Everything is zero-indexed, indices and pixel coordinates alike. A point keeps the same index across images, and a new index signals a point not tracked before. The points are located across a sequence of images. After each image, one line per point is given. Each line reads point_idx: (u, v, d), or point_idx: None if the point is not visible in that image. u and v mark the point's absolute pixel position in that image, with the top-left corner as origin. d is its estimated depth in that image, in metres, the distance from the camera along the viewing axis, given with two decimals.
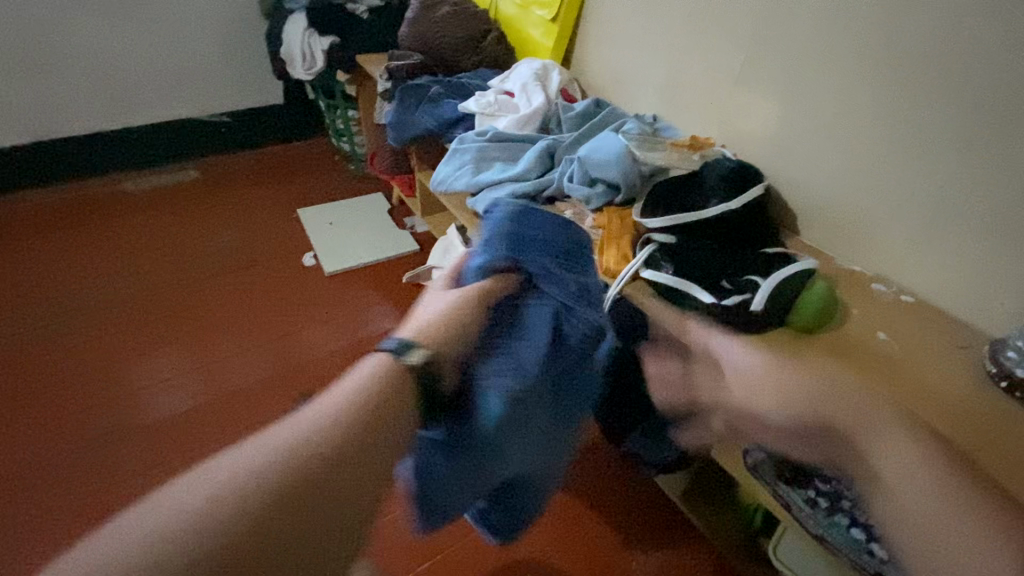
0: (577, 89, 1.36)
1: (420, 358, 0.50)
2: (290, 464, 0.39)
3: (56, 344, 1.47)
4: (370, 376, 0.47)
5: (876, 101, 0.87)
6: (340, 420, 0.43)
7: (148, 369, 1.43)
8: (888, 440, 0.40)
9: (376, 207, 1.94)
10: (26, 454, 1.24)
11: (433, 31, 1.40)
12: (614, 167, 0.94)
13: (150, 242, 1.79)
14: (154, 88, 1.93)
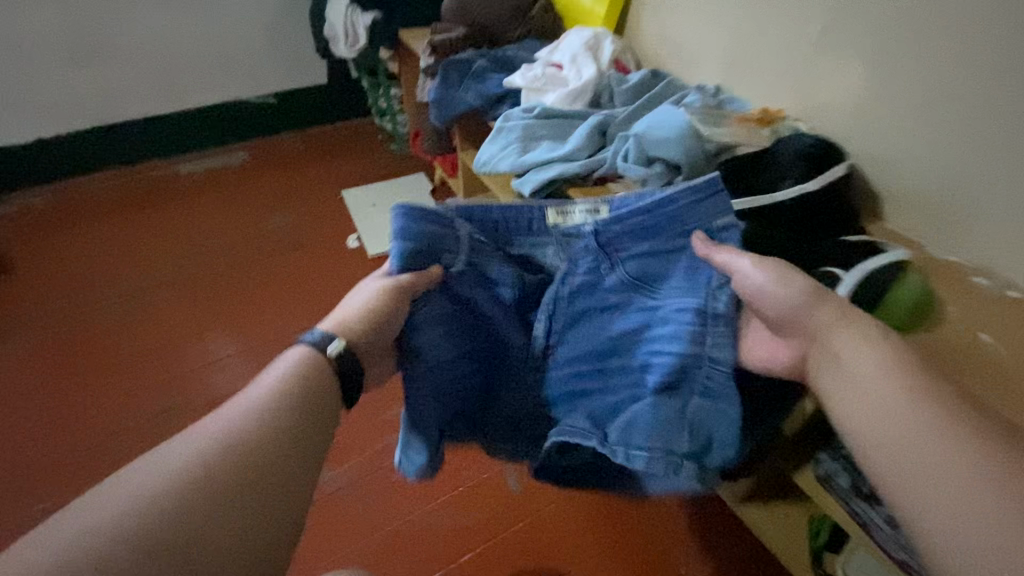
0: (631, 59, 1.26)
1: (332, 355, 0.58)
2: (207, 464, 0.48)
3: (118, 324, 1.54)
4: (288, 372, 0.56)
5: (981, 62, 0.75)
6: (253, 420, 0.51)
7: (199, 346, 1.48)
8: (864, 394, 0.51)
9: (418, 188, 1.92)
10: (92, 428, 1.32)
11: (477, 2, 1.33)
12: (677, 145, 0.83)
13: (203, 225, 1.84)
14: (203, 71, 1.96)
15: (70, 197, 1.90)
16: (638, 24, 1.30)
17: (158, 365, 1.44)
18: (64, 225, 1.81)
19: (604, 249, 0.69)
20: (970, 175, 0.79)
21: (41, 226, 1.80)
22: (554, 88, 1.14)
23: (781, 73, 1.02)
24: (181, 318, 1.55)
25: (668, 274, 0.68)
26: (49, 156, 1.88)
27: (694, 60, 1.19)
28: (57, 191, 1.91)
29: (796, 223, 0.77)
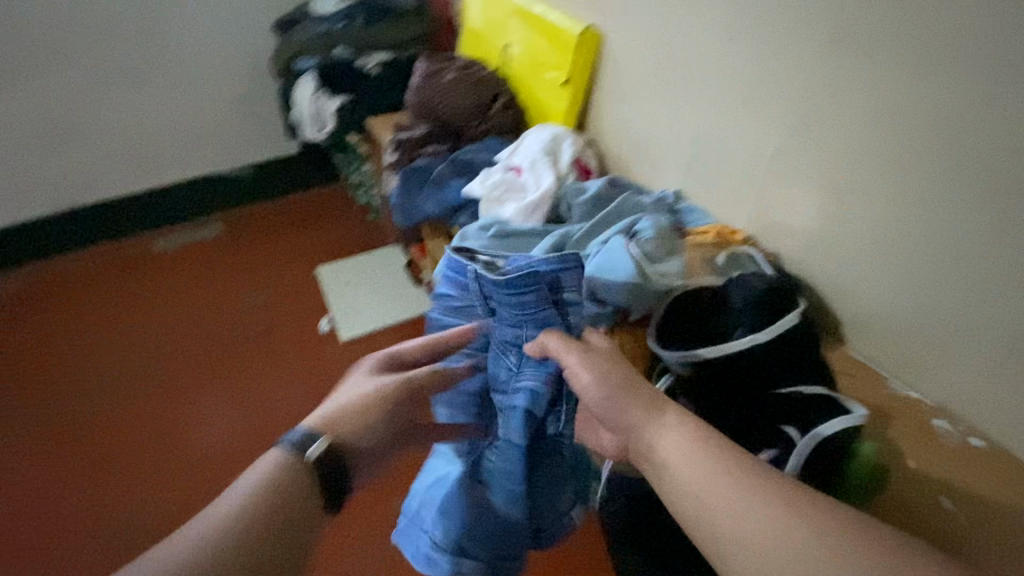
0: (593, 157, 1.25)
1: (311, 457, 0.55)
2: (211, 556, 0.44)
3: (83, 423, 1.51)
4: (266, 479, 0.52)
5: (932, 208, 0.72)
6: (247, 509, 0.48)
7: (164, 454, 1.43)
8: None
9: (393, 261, 1.89)
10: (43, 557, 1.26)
11: (439, 100, 1.34)
12: (620, 289, 0.83)
13: (173, 307, 1.79)
14: (176, 148, 1.95)
15: (44, 280, 1.87)
16: (600, 117, 1.28)
17: (124, 479, 1.38)
18: (32, 313, 1.77)
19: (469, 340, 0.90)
20: (934, 316, 0.76)
21: (13, 314, 1.77)
22: (512, 198, 1.12)
23: (740, 185, 0.99)
24: (149, 420, 1.50)
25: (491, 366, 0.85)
26: (26, 240, 1.88)
27: (657, 158, 1.16)
28: (31, 274, 1.89)
29: (749, 375, 0.76)
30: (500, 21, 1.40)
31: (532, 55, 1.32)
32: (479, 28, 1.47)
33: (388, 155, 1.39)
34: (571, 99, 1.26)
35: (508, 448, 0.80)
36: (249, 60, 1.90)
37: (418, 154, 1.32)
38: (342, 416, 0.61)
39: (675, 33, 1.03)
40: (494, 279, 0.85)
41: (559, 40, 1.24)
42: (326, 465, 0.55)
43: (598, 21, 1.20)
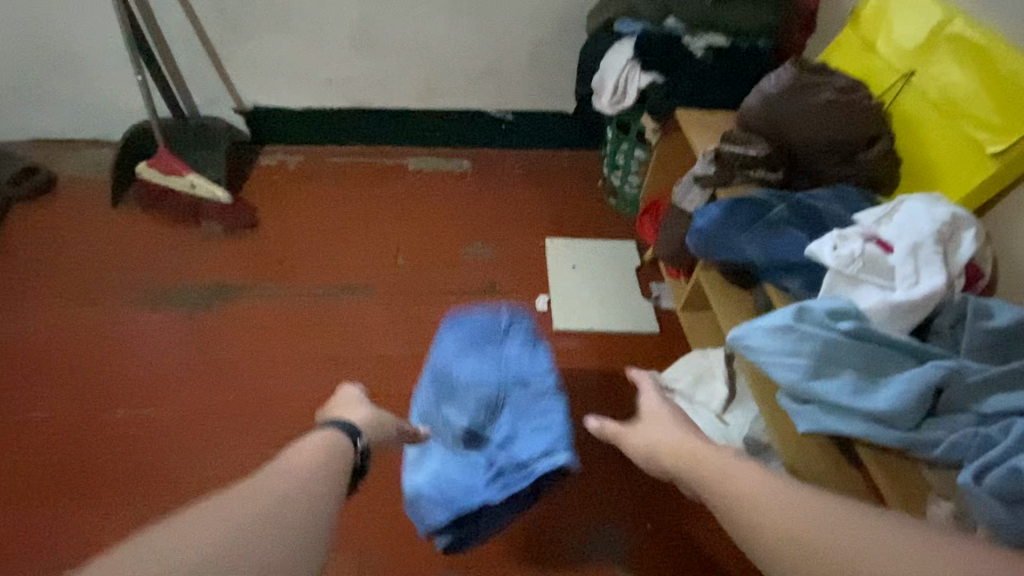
0: (990, 261, 0.93)
1: (359, 446, 0.74)
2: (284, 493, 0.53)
3: (306, 313, 1.59)
4: (323, 443, 0.68)
5: None
6: (312, 475, 0.58)
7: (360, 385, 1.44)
8: None
9: (624, 260, 1.72)
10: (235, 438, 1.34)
11: (797, 119, 1.07)
12: None
13: (407, 229, 1.83)
14: (459, 76, 1.95)
15: (312, 165, 2.02)
16: (1023, 210, 0.93)
17: (323, 387, 1.43)
18: (293, 193, 1.92)
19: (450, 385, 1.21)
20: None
21: (281, 187, 1.93)
22: (873, 283, 0.87)
23: None
24: (359, 338, 1.54)
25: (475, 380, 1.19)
26: (308, 122, 2.02)
27: None
28: (305, 155, 2.05)
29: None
30: (918, 41, 1.07)
31: (953, 100, 0.99)
32: (872, 39, 1.16)
33: (700, 163, 1.20)
34: (991, 176, 0.93)
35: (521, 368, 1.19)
36: (561, 7, 1.79)
37: (742, 179, 1.12)
38: (369, 419, 0.82)
39: None
40: (453, 337, 1.25)
41: (1019, 95, 0.90)
42: (361, 455, 0.75)
43: None
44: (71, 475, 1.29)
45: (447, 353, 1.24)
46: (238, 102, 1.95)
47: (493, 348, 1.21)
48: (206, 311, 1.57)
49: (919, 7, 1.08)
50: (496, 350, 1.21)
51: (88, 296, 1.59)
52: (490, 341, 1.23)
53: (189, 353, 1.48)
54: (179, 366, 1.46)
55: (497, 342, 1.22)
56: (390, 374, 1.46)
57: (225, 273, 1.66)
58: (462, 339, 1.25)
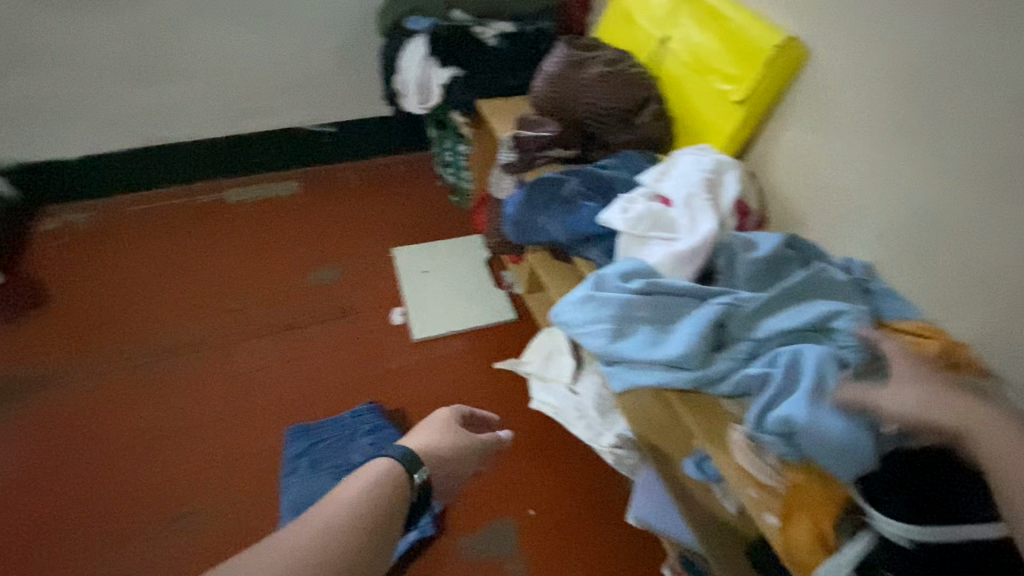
0: (754, 194, 1.04)
1: (420, 481, 0.60)
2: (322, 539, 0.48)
3: (125, 389, 1.38)
4: (373, 479, 0.56)
5: None
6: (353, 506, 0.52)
7: (204, 452, 1.28)
8: None
9: (472, 254, 1.71)
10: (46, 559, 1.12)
11: (577, 95, 1.12)
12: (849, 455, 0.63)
13: (238, 269, 1.67)
14: (261, 95, 1.80)
15: (112, 219, 1.77)
16: (772, 146, 1.05)
17: (156, 467, 1.26)
18: (88, 255, 1.66)
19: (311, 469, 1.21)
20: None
21: (76, 251, 1.67)
22: (659, 237, 0.93)
23: (975, 286, 0.76)
24: (196, 401, 1.37)
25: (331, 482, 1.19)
26: (93, 172, 1.76)
27: (848, 216, 0.92)
28: (100, 210, 1.79)
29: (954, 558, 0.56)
30: (665, 9, 1.16)
31: (700, 58, 1.08)
32: (632, 11, 1.24)
33: (504, 152, 1.20)
34: (740, 120, 1.02)
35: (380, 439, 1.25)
36: (352, 9, 1.72)
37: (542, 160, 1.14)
38: (441, 443, 0.69)
39: (922, 68, 0.78)
40: (295, 450, 1.25)
41: (745, 46, 1.00)
42: (420, 491, 0.60)
43: (803, 32, 0.95)
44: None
45: (299, 449, 1.25)
46: None
47: (341, 444, 1.25)
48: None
49: None
50: (343, 463, 1.22)
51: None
52: (335, 443, 1.25)
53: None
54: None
55: (344, 435, 1.27)
56: (239, 432, 1.32)
57: (9, 366, 1.40)
58: (303, 452, 1.24)
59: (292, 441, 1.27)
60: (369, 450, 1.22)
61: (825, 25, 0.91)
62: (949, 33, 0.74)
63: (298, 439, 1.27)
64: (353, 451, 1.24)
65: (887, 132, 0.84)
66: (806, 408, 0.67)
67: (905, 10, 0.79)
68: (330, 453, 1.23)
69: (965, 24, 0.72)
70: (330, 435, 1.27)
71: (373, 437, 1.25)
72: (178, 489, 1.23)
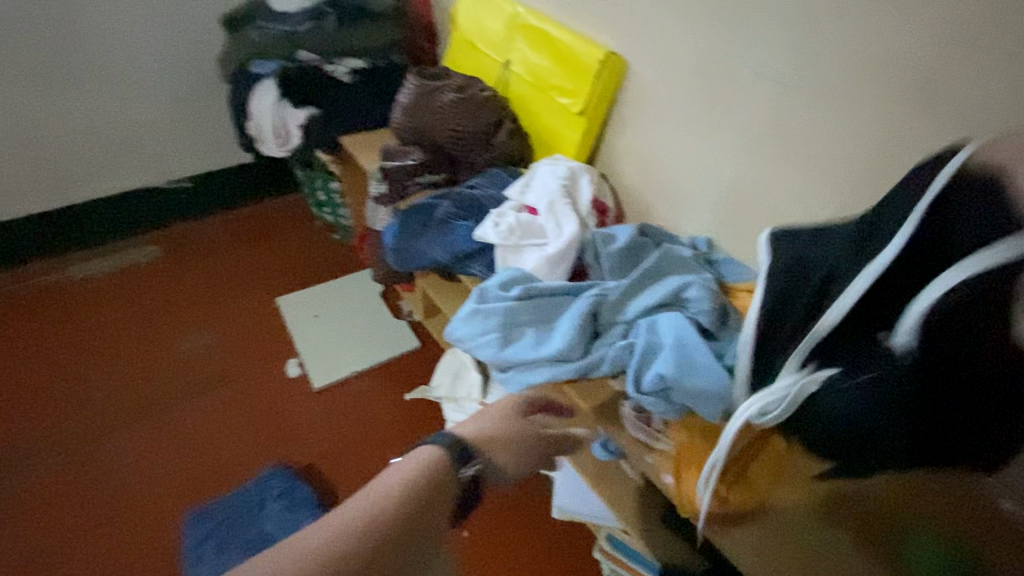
0: (608, 192, 1.15)
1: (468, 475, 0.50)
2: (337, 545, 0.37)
3: None
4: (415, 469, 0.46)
5: None
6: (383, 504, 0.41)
7: (80, 564, 1.13)
8: None
9: (364, 289, 1.67)
10: None
11: (435, 123, 1.17)
12: (716, 399, 0.71)
13: (102, 354, 1.49)
14: (97, 156, 1.65)
15: None
16: (616, 147, 1.17)
17: None
18: None
19: (220, 543, 1.12)
20: None
21: None
22: (531, 245, 1.00)
23: None
24: (65, 511, 1.21)
25: (244, 553, 1.10)
26: None
27: (686, 200, 1.05)
28: None
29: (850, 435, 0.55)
30: (502, 35, 1.25)
31: (540, 77, 1.18)
32: (474, 40, 1.32)
33: (374, 185, 1.22)
34: (584, 128, 1.13)
35: (298, 499, 1.19)
36: (189, 57, 1.64)
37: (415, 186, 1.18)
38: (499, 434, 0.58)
39: (710, 68, 0.92)
40: (196, 525, 1.16)
41: (575, 62, 1.11)
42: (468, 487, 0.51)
43: (620, 45, 1.08)
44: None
45: (199, 525, 1.16)
46: None
47: (255, 512, 1.17)
48: None
49: (495, 7, 1.26)
50: (257, 532, 1.14)
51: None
52: (246, 512, 1.18)
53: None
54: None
55: (255, 504, 1.19)
56: (124, 533, 1.17)
57: None
58: (206, 525, 1.15)
59: (189, 519, 1.17)
60: (283, 514, 1.16)
61: (634, 40, 1.04)
62: (722, 39, 0.89)
63: (199, 515, 1.18)
64: (270, 517, 1.16)
65: (697, 125, 0.98)
66: (674, 366, 0.74)
67: (688, 24, 0.93)
68: (240, 525, 1.15)
69: (733, 29, 0.87)
70: (240, 505, 1.19)
71: (285, 501, 1.18)
72: None
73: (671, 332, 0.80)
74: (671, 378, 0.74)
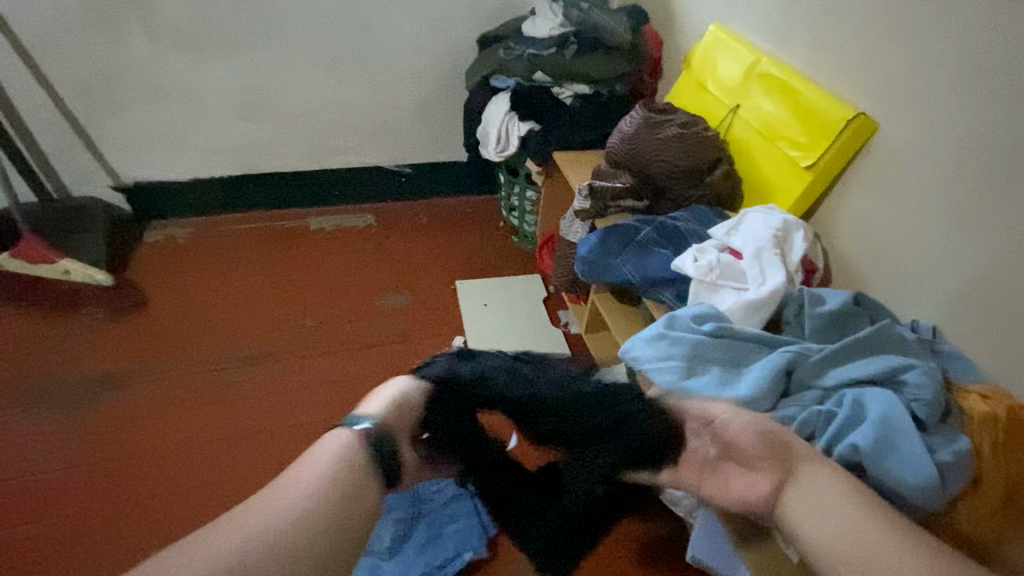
0: (820, 252, 1.11)
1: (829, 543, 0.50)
2: (264, 533, 0.47)
3: (207, 388, 1.47)
4: (331, 455, 0.56)
5: None
6: (285, 505, 0.50)
7: (272, 457, 1.34)
8: None
9: (531, 292, 1.79)
10: (118, 545, 1.18)
11: (652, 152, 1.22)
12: (916, 488, 0.71)
13: (311, 291, 1.75)
14: (353, 133, 1.95)
15: (203, 234, 1.90)
16: (838, 208, 1.12)
17: (229, 464, 1.32)
18: (181, 266, 1.79)
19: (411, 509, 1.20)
20: None
21: (167, 262, 1.79)
22: (729, 286, 1.00)
23: None
24: (268, 410, 1.43)
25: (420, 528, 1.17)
26: (196, 194, 1.91)
27: (914, 277, 0.98)
28: (199, 227, 1.93)
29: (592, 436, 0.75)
30: (737, 81, 1.28)
31: (770, 126, 1.19)
32: (705, 81, 1.37)
33: (578, 199, 1.30)
34: (808, 184, 1.10)
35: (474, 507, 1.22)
36: (444, 65, 1.89)
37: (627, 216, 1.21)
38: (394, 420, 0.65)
39: (983, 147, 0.86)
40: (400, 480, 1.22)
41: (817, 118, 1.09)
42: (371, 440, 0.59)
43: (873, 108, 1.04)
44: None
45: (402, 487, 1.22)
46: (115, 178, 1.82)
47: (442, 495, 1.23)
48: (84, 404, 1.41)
49: (734, 52, 1.30)
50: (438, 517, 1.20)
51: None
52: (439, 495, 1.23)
53: (57, 457, 1.31)
54: (51, 472, 1.29)
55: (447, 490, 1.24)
56: (300, 442, 1.37)
57: (107, 360, 1.51)
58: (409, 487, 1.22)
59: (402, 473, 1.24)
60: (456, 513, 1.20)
61: (890, 102, 1.00)
62: (1011, 118, 0.82)
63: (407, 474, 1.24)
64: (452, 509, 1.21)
65: (951, 199, 0.91)
66: (872, 438, 0.73)
67: (966, 95, 0.87)
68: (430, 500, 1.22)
69: None
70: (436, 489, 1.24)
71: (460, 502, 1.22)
72: (245, 484, 1.29)
73: (877, 411, 0.76)
74: (866, 458, 0.73)
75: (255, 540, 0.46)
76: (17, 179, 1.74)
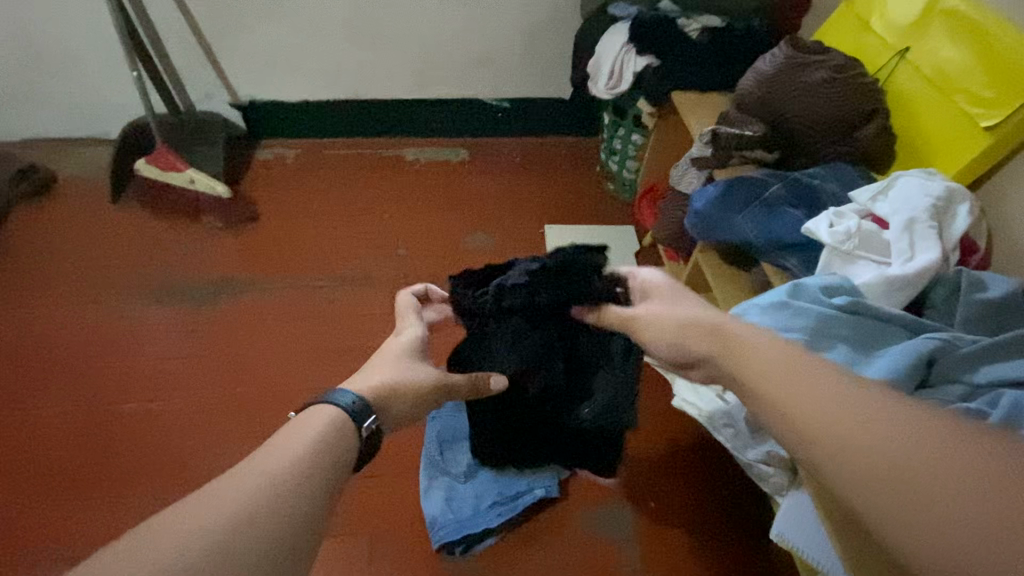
0: (985, 233, 0.95)
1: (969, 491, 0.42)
2: (228, 521, 0.43)
3: (307, 304, 1.57)
4: (298, 448, 0.53)
5: None
6: (245, 490, 0.46)
7: None
8: None
9: (624, 245, 1.71)
10: (230, 437, 1.32)
11: (793, 98, 1.07)
12: None
13: (402, 221, 1.78)
14: (457, 63, 1.89)
15: (309, 156, 1.98)
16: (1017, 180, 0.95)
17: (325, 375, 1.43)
18: (285, 187, 1.87)
19: None
20: None
21: (277, 181, 1.89)
22: (869, 259, 0.88)
23: None
24: (363, 332, 1.51)
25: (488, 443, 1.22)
26: (303, 117, 1.97)
27: None
28: (305, 149, 2.00)
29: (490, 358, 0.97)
30: (912, 20, 1.09)
31: (947, 75, 1.02)
32: (869, 20, 1.17)
33: (698, 146, 1.20)
34: (985, 149, 0.94)
35: None
36: None
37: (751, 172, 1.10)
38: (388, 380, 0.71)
39: None
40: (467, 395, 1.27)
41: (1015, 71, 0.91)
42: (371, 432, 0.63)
43: None
44: (22, 478, 1.28)
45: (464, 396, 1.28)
46: (234, 96, 1.91)
47: None
48: (204, 305, 1.56)
49: None
50: None
51: (75, 289, 1.60)
52: None
53: (186, 350, 1.47)
54: (179, 358, 1.45)
55: None
56: None
57: (220, 269, 1.64)
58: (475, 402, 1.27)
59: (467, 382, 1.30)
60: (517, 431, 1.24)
61: None
62: None
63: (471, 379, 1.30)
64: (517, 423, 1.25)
65: None
66: None
67: None
68: None
69: None
70: None
71: None
72: None
73: None
74: None
75: (217, 527, 0.43)
76: (151, 90, 1.86)
